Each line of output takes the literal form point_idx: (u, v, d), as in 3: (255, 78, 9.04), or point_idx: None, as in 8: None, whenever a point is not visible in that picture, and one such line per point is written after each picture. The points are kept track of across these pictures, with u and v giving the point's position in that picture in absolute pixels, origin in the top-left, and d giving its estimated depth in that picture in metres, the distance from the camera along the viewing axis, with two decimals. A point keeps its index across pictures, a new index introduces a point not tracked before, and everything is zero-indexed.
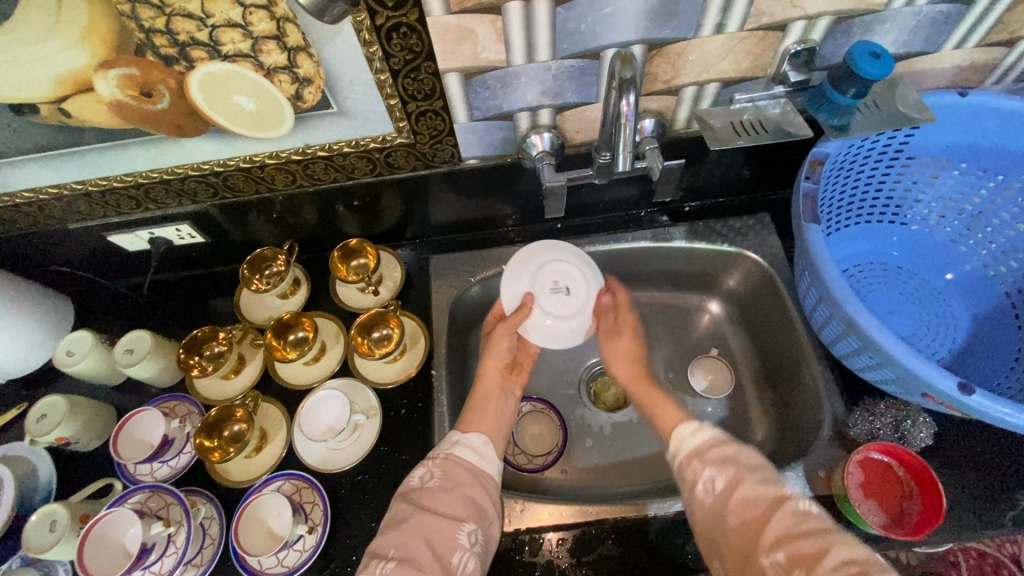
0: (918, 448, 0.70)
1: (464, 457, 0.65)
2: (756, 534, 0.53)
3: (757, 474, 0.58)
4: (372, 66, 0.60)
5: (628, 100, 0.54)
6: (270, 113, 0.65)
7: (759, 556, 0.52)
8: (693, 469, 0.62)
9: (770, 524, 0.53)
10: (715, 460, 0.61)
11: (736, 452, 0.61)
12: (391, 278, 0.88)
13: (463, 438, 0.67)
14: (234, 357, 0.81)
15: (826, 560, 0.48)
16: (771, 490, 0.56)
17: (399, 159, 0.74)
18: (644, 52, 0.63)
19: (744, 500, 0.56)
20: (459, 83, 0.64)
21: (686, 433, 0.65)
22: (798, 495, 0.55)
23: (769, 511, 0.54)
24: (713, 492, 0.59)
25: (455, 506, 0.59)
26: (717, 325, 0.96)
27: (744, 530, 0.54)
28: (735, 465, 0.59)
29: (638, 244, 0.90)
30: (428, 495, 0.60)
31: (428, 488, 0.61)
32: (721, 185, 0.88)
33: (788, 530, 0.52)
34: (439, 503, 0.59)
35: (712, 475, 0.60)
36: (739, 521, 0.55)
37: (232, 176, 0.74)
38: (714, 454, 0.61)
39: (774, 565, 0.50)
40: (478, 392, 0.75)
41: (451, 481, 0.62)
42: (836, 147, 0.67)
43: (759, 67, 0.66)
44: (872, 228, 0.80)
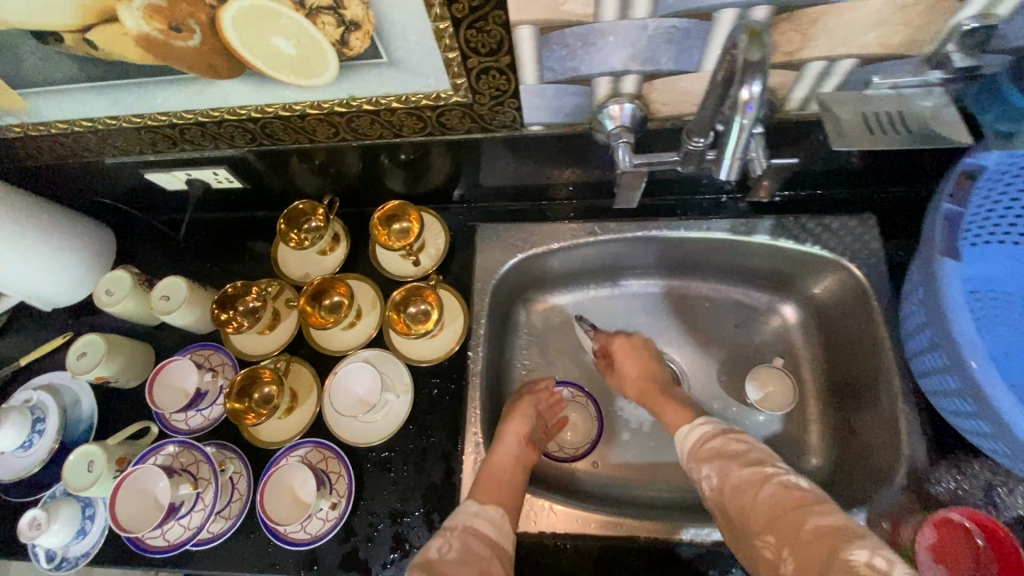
0: (1008, 516, 0.61)
1: (483, 531, 0.62)
2: (748, 515, 0.56)
3: (747, 458, 0.61)
4: (431, 12, 0.50)
5: (751, 90, 0.42)
6: (312, 59, 0.56)
7: (756, 538, 0.55)
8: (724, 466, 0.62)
9: (760, 507, 0.56)
10: (711, 453, 0.64)
11: (729, 444, 0.64)
12: (433, 245, 0.82)
13: (482, 511, 0.63)
14: (270, 315, 0.78)
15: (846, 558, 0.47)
16: (758, 470, 0.59)
17: (453, 119, 0.65)
18: (769, 15, 0.50)
19: (735, 487, 0.59)
20: (532, 38, 0.53)
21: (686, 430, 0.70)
22: (784, 472, 0.58)
23: (756, 494, 0.57)
24: (712, 486, 0.62)
25: None
26: (787, 331, 0.86)
27: (743, 517, 0.57)
28: (728, 453, 0.63)
29: (712, 234, 0.80)
30: (449, 568, 0.58)
31: (450, 561, 0.59)
32: (824, 175, 0.75)
33: (779, 505, 0.55)
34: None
35: (709, 471, 0.63)
36: (736, 507, 0.58)
37: (271, 123, 0.67)
38: (711, 447, 0.65)
39: (767, 546, 0.53)
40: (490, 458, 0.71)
41: (470, 556, 0.60)
42: (995, 160, 0.54)
43: (915, 43, 0.52)
44: (1007, 248, 0.65)
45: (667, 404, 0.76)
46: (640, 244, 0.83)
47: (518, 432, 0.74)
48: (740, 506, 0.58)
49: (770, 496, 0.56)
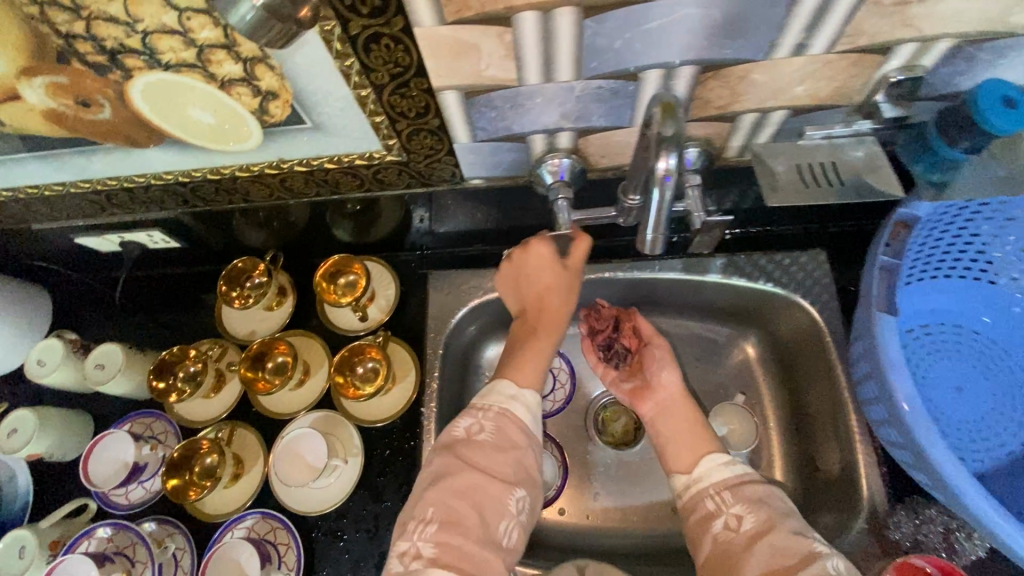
0: (965, 560, 0.61)
1: (517, 415, 0.58)
2: None
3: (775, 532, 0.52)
4: (350, 81, 0.48)
5: (668, 161, 0.40)
6: (233, 126, 0.54)
7: None
8: (715, 503, 0.57)
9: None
10: (747, 497, 0.56)
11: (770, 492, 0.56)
12: (383, 297, 0.79)
13: (519, 394, 0.60)
14: (212, 379, 0.75)
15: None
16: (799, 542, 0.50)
17: (390, 176, 0.63)
18: (695, 74, 0.49)
19: (770, 549, 0.51)
20: (458, 101, 0.51)
21: (713, 465, 0.61)
22: (829, 552, 0.49)
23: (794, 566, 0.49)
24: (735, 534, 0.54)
25: (505, 468, 0.54)
26: (749, 365, 0.85)
27: None
28: (769, 507, 0.54)
29: (666, 274, 0.79)
30: (478, 450, 0.55)
31: (478, 443, 0.55)
32: (772, 212, 0.74)
33: None
34: (483, 460, 0.54)
35: (738, 512, 0.55)
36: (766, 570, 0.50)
37: (201, 186, 0.64)
38: (747, 491, 0.56)
39: None
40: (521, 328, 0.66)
41: (503, 440, 0.56)
42: (928, 209, 0.53)
43: (844, 95, 0.52)
44: (952, 283, 0.66)
45: (668, 417, 0.68)
46: (595, 286, 0.82)
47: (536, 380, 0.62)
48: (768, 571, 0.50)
49: (769, 549, 0.51)
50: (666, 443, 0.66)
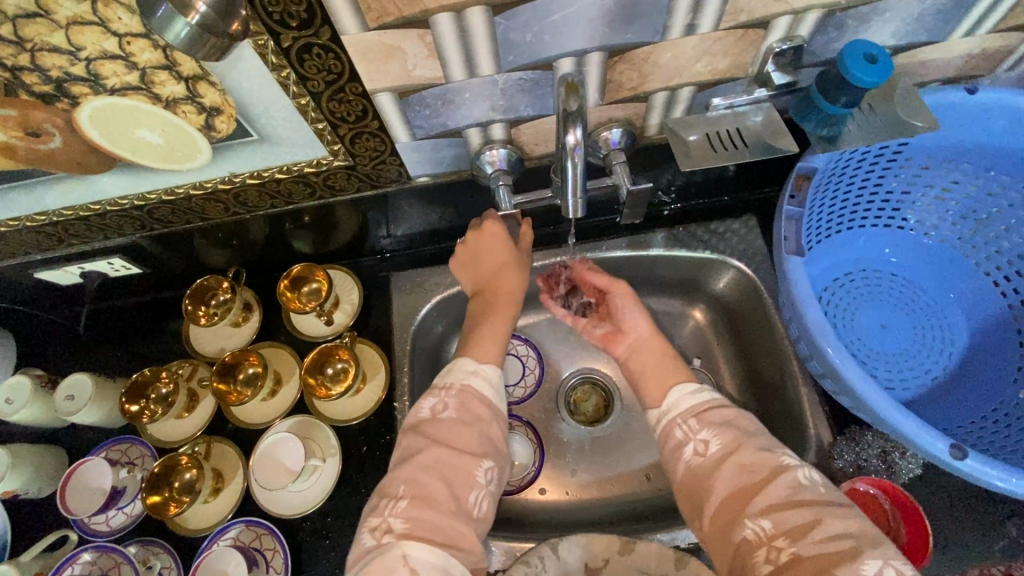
0: (904, 479, 0.66)
1: (479, 391, 0.60)
2: (742, 502, 0.49)
3: (754, 445, 0.52)
4: (289, 90, 0.52)
5: (575, 133, 0.45)
6: (182, 144, 0.57)
7: (742, 522, 0.48)
8: (683, 434, 0.56)
9: (764, 491, 0.49)
10: (714, 422, 0.56)
11: (736, 417, 0.56)
12: (348, 302, 0.82)
13: (479, 368, 0.62)
14: (184, 397, 0.76)
15: (817, 534, 0.45)
16: (768, 458, 0.51)
17: (339, 181, 0.67)
18: (603, 59, 0.54)
19: (740, 465, 0.51)
20: (393, 102, 0.56)
21: (682, 394, 0.60)
22: (799, 464, 0.50)
23: (763, 480, 0.49)
24: (704, 455, 0.54)
25: (470, 442, 0.55)
26: (701, 332, 0.90)
27: (729, 503, 0.50)
28: (736, 429, 0.54)
29: (613, 252, 0.84)
30: (440, 428, 0.56)
31: (441, 421, 0.57)
32: (703, 186, 0.81)
33: (785, 498, 0.48)
34: (452, 435, 0.56)
35: (707, 437, 0.55)
36: (734, 486, 0.50)
37: (157, 208, 0.67)
38: (713, 416, 0.56)
39: (758, 533, 0.47)
40: (481, 300, 0.70)
41: (466, 416, 0.57)
42: (825, 161, 0.59)
43: (739, 68, 0.58)
44: (866, 231, 0.73)
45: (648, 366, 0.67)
46: None
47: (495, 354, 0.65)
48: (736, 490, 0.50)
49: (736, 469, 0.51)
50: (642, 384, 0.66)
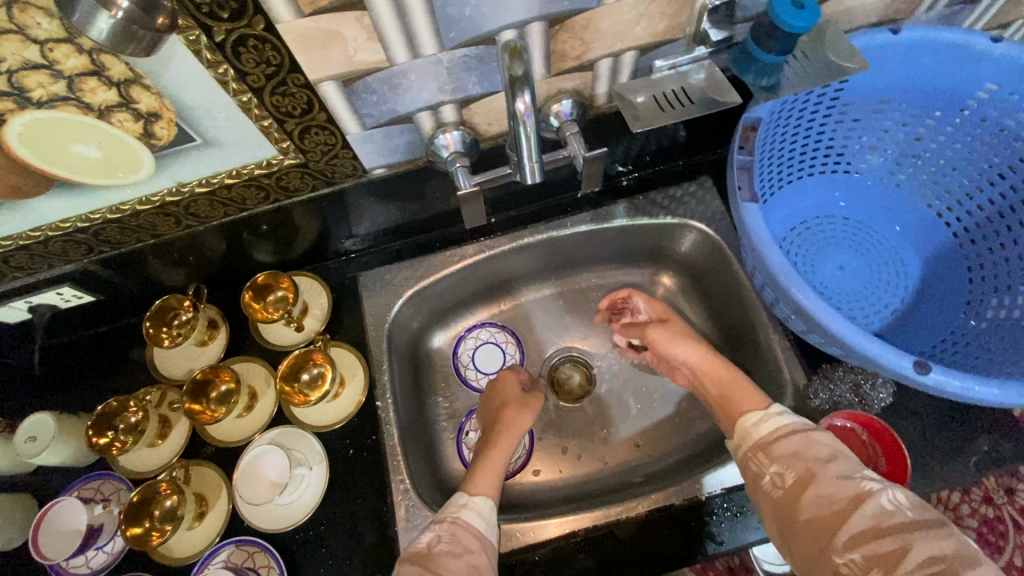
0: (878, 408, 0.69)
1: (470, 522, 0.65)
2: (829, 532, 0.52)
3: (832, 468, 0.55)
4: (229, 87, 0.51)
5: (524, 99, 0.46)
6: (122, 156, 0.55)
7: (832, 555, 0.51)
8: (758, 462, 0.61)
9: (850, 519, 0.52)
10: (782, 454, 0.59)
11: (803, 447, 0.59)
12: (317, 306, 0.80)
13: (469, 501, 0.68)
14: (156, 423, 0.73)
15: (906, 562, 0.48)
16: (848, 485, 0.54)
17: (293, 181, 0.66)
18: (544, 29, 0.55)
19: (819, 497, 0.54)
20: (338, 91, 0.55)
21: (751, 424, 0.65)
22: (881, 488, 0.53)
23: (847, 509, 0.52)
24: (782, 486, 0.58)
25: (459, 572, 0.59)
26: (673, 297, 0.92)
27: (814, 526, 0.53)
28: (806, 460, 0.57)
29: (578, 228, 0.85)
30: (438, 560, 0.60)
31: (438, 552, 0.61)
32: (657, 153, 0.82)
33: (873, 525, 0.51)
34: (449, 568, 0.59)
35: (779, 470, 0.59)
36: (811, 516, 0.54)
37: (104, 228, 0.64)
38: (781, 448, 0.60)
39: (849, 565, 0.50)
40: (489, 433, 0.80)
41: (459, 547, 0.62)
42: (767, 110, 0.61)
43: (677, 28, 0.59)
44: (814, 179, 0.76)
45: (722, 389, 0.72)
46: (519, 254, 0.87)
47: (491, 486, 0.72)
48: (817, 517, 0.53)
49: (815, 499, 0.54)
50: (723, 404, 0.71)
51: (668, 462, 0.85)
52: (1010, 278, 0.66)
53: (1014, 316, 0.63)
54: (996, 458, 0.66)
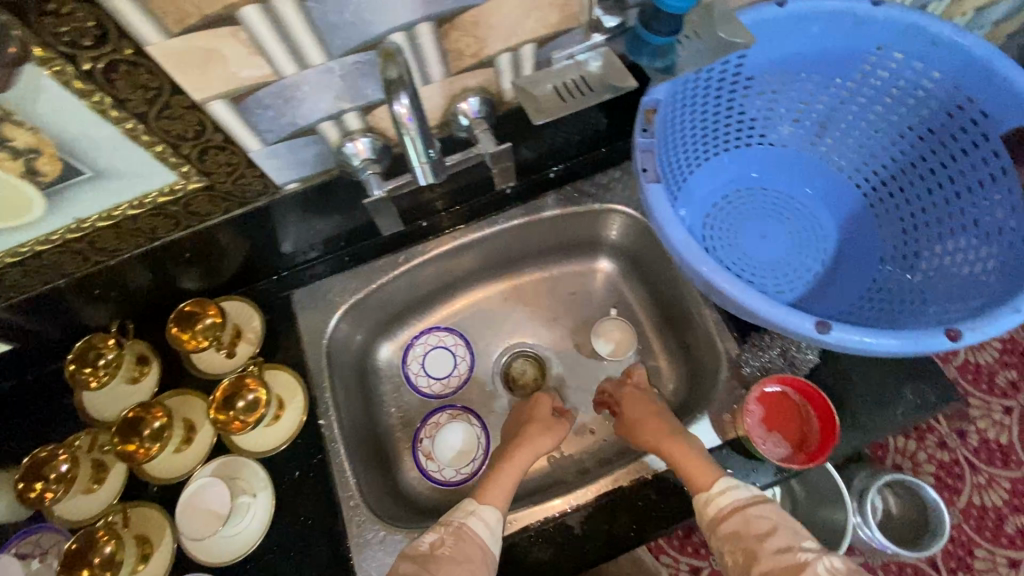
0: (806, 370, 0.71)
1: (477, 532, 0.62)
2: None
3: (773, 543, 0.55)
4: (108, 116, 0.49)
5: (402, 102, 0.45)
6: (7, 197, 0.53)
7: None
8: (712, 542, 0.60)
9: None
10: (728, 533, 0.58)
11: (746, 525, 0.57)
12: (250, 330, 0.78)
13: (478, 509, 0.65)
14: (89, 468, 0.70)
15: None
16: (788, 557, 0.54)
17: (203, 206, 0.64)
18: (434, 29, 0.55)
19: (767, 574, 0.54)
20: (230, 110, 0.54)
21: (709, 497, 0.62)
22: (818, 557, 0.53)
23: None
24: (737, 564, 0.56)
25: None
26: (613, 282, 0.94)
27: None
28: (750, 536, 0.56)
29: (510, 223, 0.86)
30: (442, 565, 0.59)
31: (440, 558, 0.59)
32: (580, 142, 0.83)
33: None
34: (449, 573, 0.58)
35: (731, 548, 0.57)
36: None
37: (4, 273, 0.62)
38: (727, 526, 0.58)
39: None
40: (507, 447, 0.76)
41: (462, 556, 0.60)
42: (665, 92, 0.62)
43: (571, 18, 0.60)
44: (731, 154, 0.77)
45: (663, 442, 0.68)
46: (455, 256, 0.88)
47: (503, 493, 0.68)
48: None
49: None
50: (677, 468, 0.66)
51: (623, 446, 0.86)
52: (921, 227, 0.70)
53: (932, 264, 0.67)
54: (921, 405, 0.68)
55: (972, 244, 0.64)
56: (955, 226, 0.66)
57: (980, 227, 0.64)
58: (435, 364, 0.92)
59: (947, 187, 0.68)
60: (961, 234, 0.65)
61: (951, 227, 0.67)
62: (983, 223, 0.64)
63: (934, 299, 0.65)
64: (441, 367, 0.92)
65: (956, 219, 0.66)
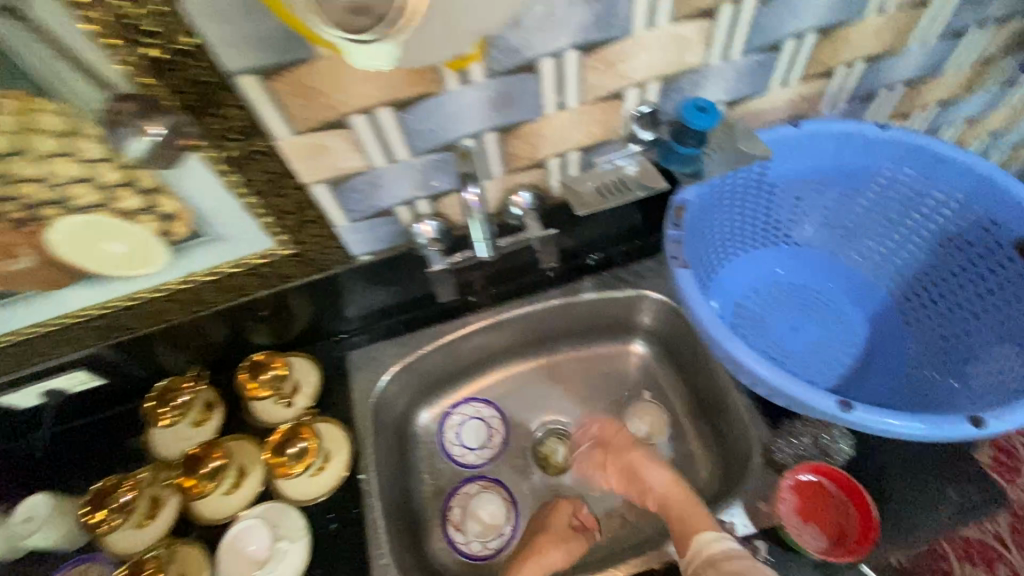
0: (842, 462, 0.71)
1: None
2: None
3: None
4: (234, 194, 0.61)
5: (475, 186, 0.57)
6: (142, 251, 0.64)
7: None
8: None
9: None
10: None
11: None
12: (307, 384, 0.85)
13: None
14: (146, 502, 0.75)
15: None
16: None
17: (288, 269, 0.75)
18: (498, 136, 0.67)
19: None
20: (329, 192, 0.66)
21: None
22: None
23: None
24: None
25: None
26: (646, 365, 0.98)
27: None
28: None
29: (550, 302, 0.93)
30: None
31: None
32: (618, 235, 0.93)
33: None
34: None
35: None
36: None
37: (118, 315, 0.73)
38: None
39: None
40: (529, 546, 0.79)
41: None
42: (693, 194, 0.71)
43: (611, 131, 0.71)
44: (760, 253, 0.84)
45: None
46: (496, 330, 0.95)
47: None
48: None
49: None
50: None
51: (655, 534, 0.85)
52: (948, 328, 0.74)
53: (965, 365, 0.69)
54: (966, 508, 0.66)
55: (1001, 343, 0.67)
56: (981, 325, 0.70)
57: (1006, 327, 0.67)
58: (470, 434, 0.95)
59: (969, 290, 0.72)
60: (987, 334, 0.69)
61: (978, 327, 0.70)
62: (1006, 325, 0.67)
63: (969, 397, 0.67)
64: (477, 437, 0.95)
65: (982, 320, 0.70)
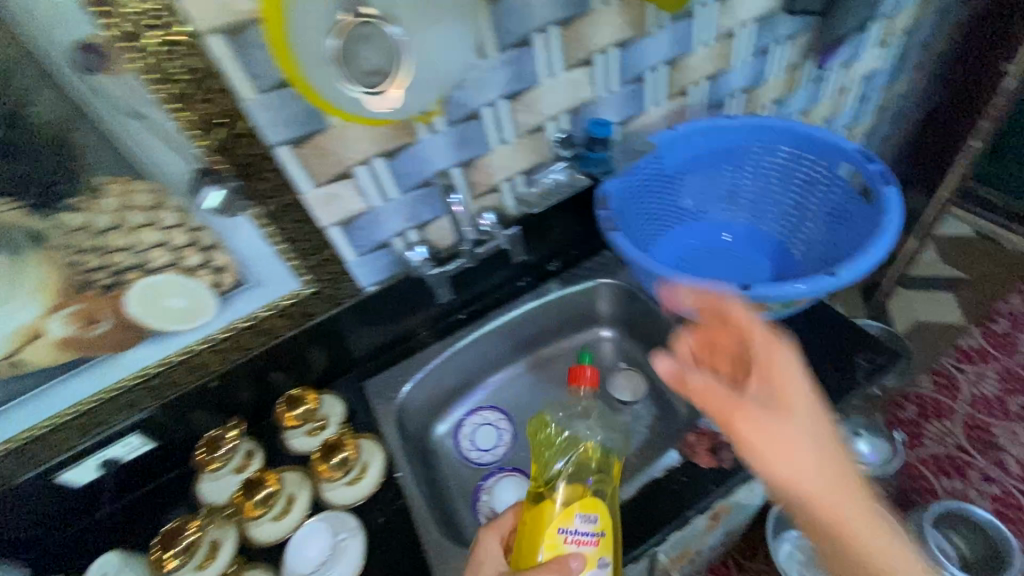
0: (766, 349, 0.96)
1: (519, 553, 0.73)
2: None
3: None
4: (270, 241, 0.79)
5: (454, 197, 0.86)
6: (199, 304, 0.80)
7: None
8: None
9: None
10: None
11: None
12: (335, 413, 0.95)
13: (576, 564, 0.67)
14: (206, 545, 0.81)
15: None
16: None
17: (312, 307, 0.91)
18: (461, 168, 0.89)
19: None
20: (340, 232, 0.85)
21: None
22: None
23: None
24: None
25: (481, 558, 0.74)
26: (619, 346, 1.16)
27: None
28: None
29: (527, 306, 1.09)
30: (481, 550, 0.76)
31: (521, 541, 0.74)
32: (568, 247, 1.11)
33: None
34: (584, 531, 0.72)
35: None
36: None
37: (173, 372, 0.84)
38: None
39: None
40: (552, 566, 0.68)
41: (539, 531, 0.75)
42: (612, 187, 0.95)
43: (542, 155, 0.97)
44: (678, 229, 1.07)
45: None
46: (487, 339, 1.08)
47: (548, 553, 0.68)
48: None
49: None
50: None
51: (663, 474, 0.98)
52: (818, 241, 1.00)
53: (820, 245, 0.99)
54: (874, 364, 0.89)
55: (843, 230, 0.95)
56: (830, 218, 0.98)
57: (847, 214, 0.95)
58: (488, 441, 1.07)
59: (816, 206, 1.00)
60: (836, 225, 0.97)
61: (833, 226, 0.98)
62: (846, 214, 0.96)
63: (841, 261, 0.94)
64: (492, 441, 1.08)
65: (826, 217, 0.99)
